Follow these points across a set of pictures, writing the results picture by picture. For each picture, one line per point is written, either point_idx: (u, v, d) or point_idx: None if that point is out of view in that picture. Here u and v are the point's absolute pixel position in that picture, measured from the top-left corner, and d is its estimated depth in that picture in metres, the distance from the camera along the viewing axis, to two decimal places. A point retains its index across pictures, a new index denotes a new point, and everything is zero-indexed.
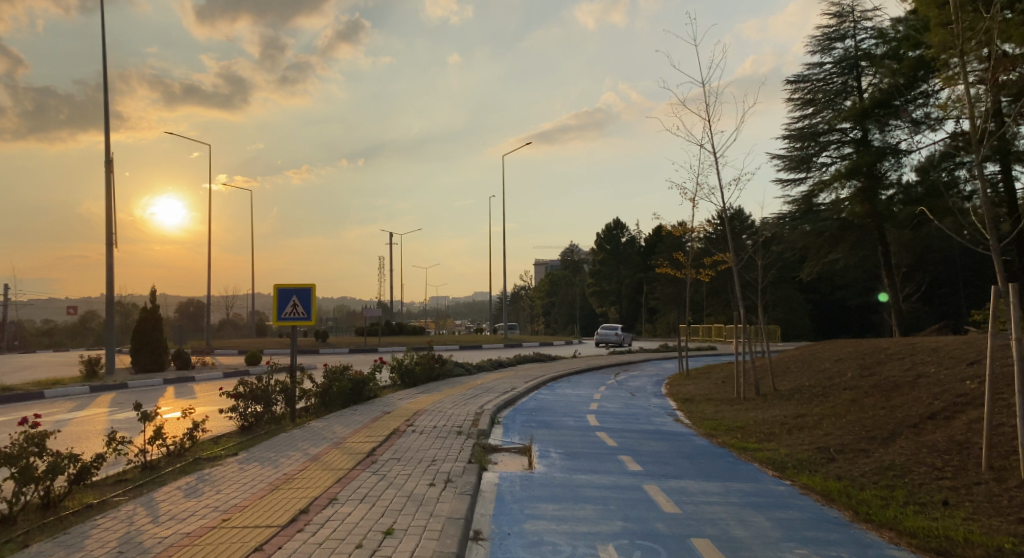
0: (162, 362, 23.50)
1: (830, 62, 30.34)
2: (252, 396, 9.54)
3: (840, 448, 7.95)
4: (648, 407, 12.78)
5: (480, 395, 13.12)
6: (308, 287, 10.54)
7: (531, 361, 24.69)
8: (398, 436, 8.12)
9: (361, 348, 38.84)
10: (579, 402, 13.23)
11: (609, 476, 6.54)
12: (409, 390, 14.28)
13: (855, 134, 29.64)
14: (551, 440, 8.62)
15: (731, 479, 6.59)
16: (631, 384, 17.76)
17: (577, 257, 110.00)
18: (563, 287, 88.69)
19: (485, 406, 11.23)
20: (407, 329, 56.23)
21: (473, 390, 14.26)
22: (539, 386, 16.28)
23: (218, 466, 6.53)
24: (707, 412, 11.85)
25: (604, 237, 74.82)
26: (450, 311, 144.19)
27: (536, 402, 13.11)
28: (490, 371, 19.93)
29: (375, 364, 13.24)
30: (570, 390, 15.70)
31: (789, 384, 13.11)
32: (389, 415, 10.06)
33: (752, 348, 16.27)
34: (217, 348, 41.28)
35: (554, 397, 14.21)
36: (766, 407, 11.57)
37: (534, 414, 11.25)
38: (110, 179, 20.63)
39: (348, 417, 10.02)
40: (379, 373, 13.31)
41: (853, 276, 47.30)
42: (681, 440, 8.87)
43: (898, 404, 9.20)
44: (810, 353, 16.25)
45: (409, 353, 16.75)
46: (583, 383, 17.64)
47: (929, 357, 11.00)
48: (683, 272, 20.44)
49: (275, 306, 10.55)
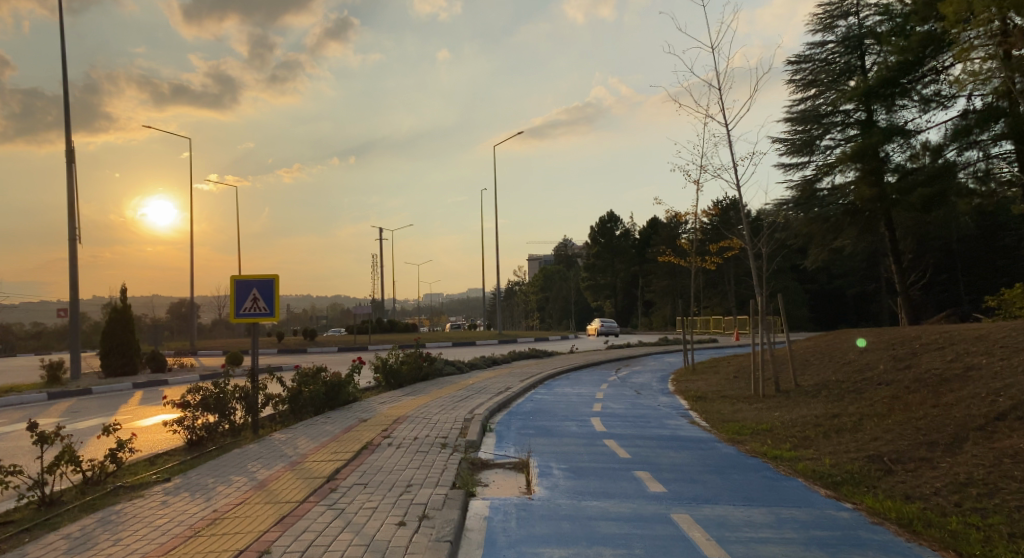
0: (136, 366, 22.16)
1: (834, 41, 29.06)
2: (202, 404, 8.20)
3: (896, 457, 6.66)
4: (657, 407, 11.51)
5: (471, 397, 11.80)
6: (270, 280, 9.18)
7: (527, 357, 23.46)
8: (368, 452, 6.80)
9: (350, 347, 37.53)
10: (581, 403, 11.94)
11: (627, 502, 5.25)
12: (392, 393, 12.99)
13: (860, 116, 28.44)
14: (552, 452, 7.33)
15: (777, 503, 5.31)
16: (636, 381, 16.49)
17: (571, 251, 108.94)
18: (557, 281, 87.56)
19: (476, 410, 9.92)
20: (398, 327, 55.00)
21: (464, 390, 12.98)
22: (536, 385, 15.00)
23: (136, 498, 5.22)
24: (726, 412, 10.57)
25: (598, 230, 73.65)
26: (443, 308, 143.11)
27: (533, 403, 11.82)
28: (482, 369, 18.67)
29: (355, 364, 11.95)
30: (570, 389, 14.40)
31: (812, 379, 11.87)
32: (364, 424, 8.75)
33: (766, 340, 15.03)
34: (201, 349, 39.87)
35: (552, 397, 12.93)
36: (791, 406, 10.31)
37: (531, 419, 9.94)
38: (71, 170, 19.21)
39: (317, 427, 8.72)
40: (358, 375, 11.99)
41: (854, 264, 46.32)
42: (703, 448, 7.59)
43: (952, 401, 7.94)
44: (830, 344, 14.98)
45: (395, 353, 15.47)
46: (583, 380, 16.39)
47: (974, 346, 9.76)
48: (687, 261, 19.15)
49: (231, 301, 9.20)
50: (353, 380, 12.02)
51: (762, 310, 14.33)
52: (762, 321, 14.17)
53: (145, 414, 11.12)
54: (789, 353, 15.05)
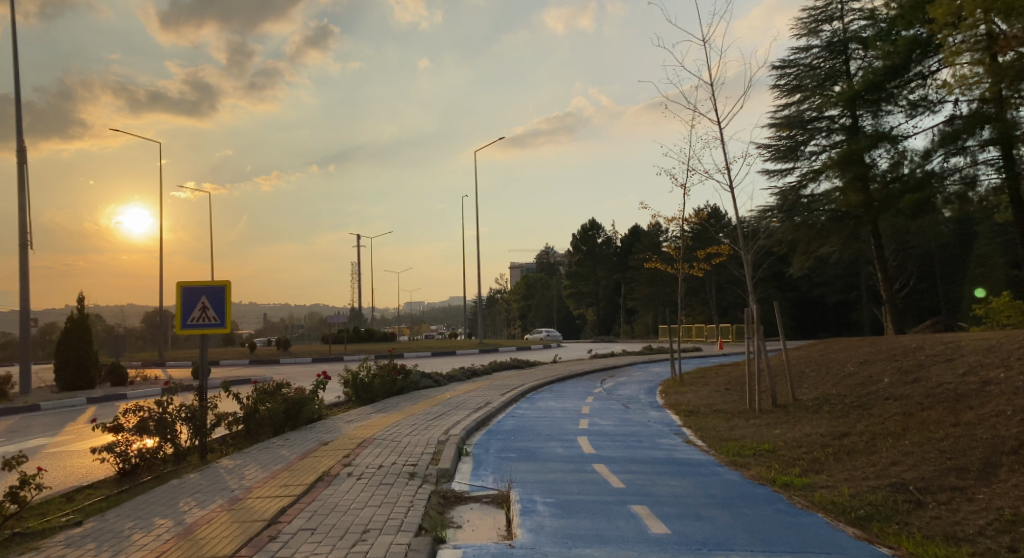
0: (94, 378, 20.92)
1: (818, 46, 28.91)
2: (139, 428, 7.24)
3: (923, 486, 5.89)
4: (647, 424, 10.71)
5: (447, 414, 10.91)
6: (221, 286, 8.24)
7: (508, 368, 22.61)
8: (323, 486, 5.89)
9: (326, 357, 36.35)
10: (567, 420, 11.10)
11: (627, 550, 4.42)
12: (362, 409, 12.06)
13: (845, 121, 28.35)
14: (536, 481, 6.47)
15: (801, 547, 4.51)
16: (622, 393, 15.70)
17: (553, 260, 108.28)
18: (539, 289, 86.79)
19: (452, 430, 9.03)
20: (376, 336, 53.83)
21: (440, 406, 12.09)
22: (517, 399, 14.16)
23: (29, 551, 4.31)
24: (721, 430, 9.79)
25: (580, 238, 73.12)
26: (424, 316, 141.75)
27: (514, 420, 10.94)
28: (461, 381, 17.77)
29: (320, 379, 11.02)
30: (553, 403, 13.56)
31: (811, 393, 11.14)
32: (326, 447, 7.81)
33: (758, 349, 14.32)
34: (170, 360, 38.39)
35: (535, 413, 12.08)
36: (793, 423, 9.55)
37: (512, 439, 9.09)
38: (23, 171, 18.04)
39: (272, 451, 7.79)
40: (323, 390, 11.02)
41: (836, 272, 46.20)
42: (705, 475, 6.78)
43: (974, 420, 7.21)
44: (824, 354, 14.30)
45: (368, 365, 14.56)
46: (567, 393, 15.57)
47: (987, 359, 9.09)
48: (675, 267, 18.45)
49: (177, 311, 8.19)
50: (318, 396, 11.06)
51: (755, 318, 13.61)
52: (756, 329, 13.45)
53: (85, 435, 10.07)
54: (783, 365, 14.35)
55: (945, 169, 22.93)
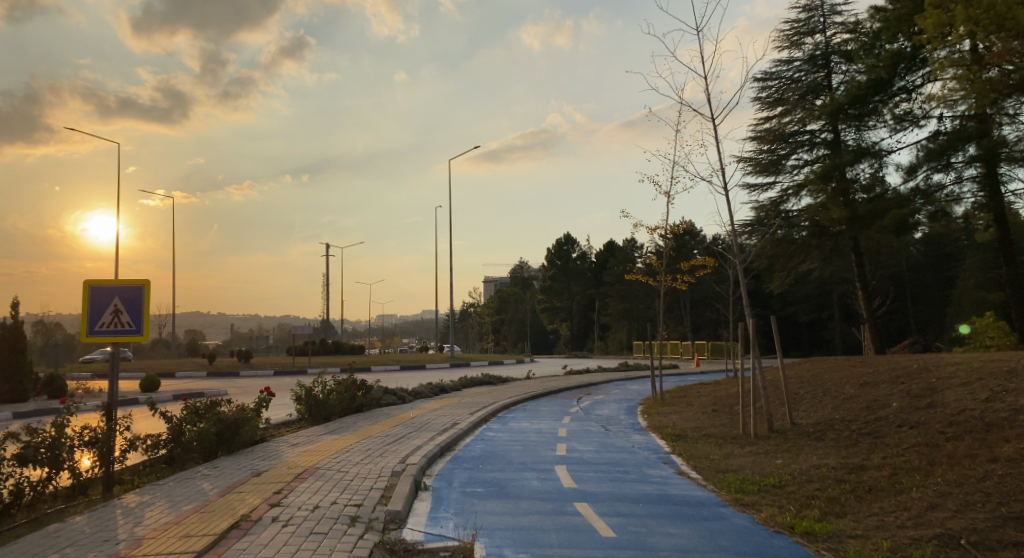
0: (25, 393, 19.15)
1: (800, 59, 28.55)
2: (18, 460, 5.91)
3: (978, 540, 4.84)
4: (633, 449, 9.58)
5: (408, 438, 9.65)
6: (139, 285, 6.91)
7: (479, 384, 21.29)
8: (236, 538, 4.63)
9: (288, 370, 34.68)
10: (542, 445, 9.91)
11: None
12: (313, 430, 10.74)
13: (827, 136, 28.00)
14: (506, 528, 5.28)
15: None
16: (601, 413, 14.56)
17: (527, 273, 106.90)
18: (512, 303, 85.51)
19: (410, 459, 7.78)
20: (344, 349, 52.21)
21: (401, 427, 10.81)
22: (487, 419, 12.94)
23: None
24: (716, 459, 8.67)
25: (555, 252, 71.92)
26: (396, 329, 139.73)
27: (484, 445, 9.73)
28: (427, 398, 16.52)
29: (264, 395, 9.73)
30: (527, 425, 12.34)
31: (812, 418, 10.07)
32: (255, 479, 6.52)
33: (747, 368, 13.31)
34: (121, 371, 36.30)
35: (508, 436, 10.87)
36: (797, 452, 8.49)
37: (481, 469, 7.86)
38: None
39: (190, 484, 6.46)
40: (265, 409, 9.71)
41: (811, 290, 45.76)
42: (711, 518, 5.67)
43: (1018, 456, 6.20)
44: (817, 373, 13.25)
45: (322, 379, 13.24)
46: (541, 413, 14.37)
47: (1012, 384, 8.13)
48: (657, 280, 17.42)
49: (83, 314, 6.80)
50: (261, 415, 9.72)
51: (749, 327, 11.50)
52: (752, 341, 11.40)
53: None
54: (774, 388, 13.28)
55: (930, 186, 22.46)
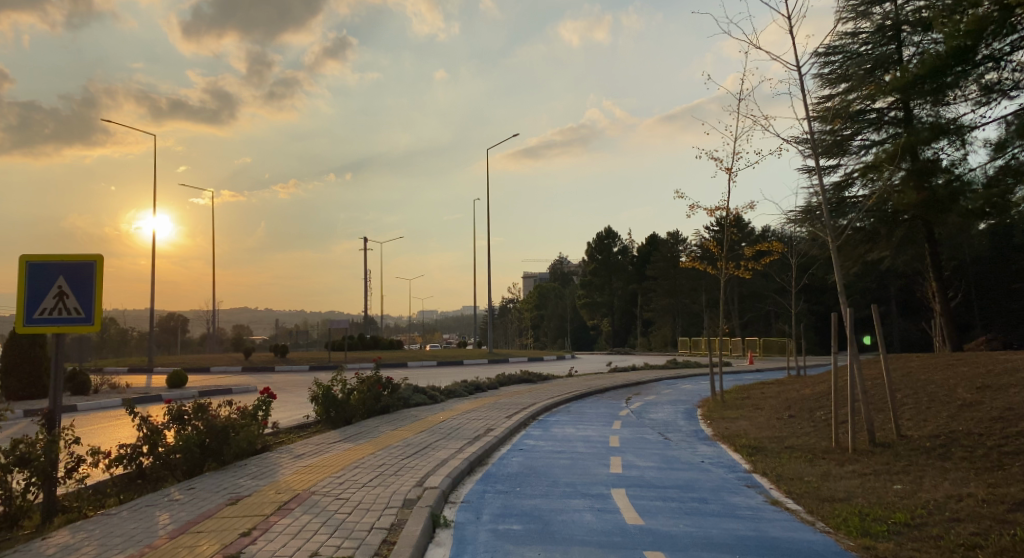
0: (43, 390, 18.33)
1: (867, 31, 26.18)
2: None
3: None
4: (706, 466, 7.88)
5: (434, 450, 8.09)
6: (90, 262, 5.58)
7: (518, 382, 19.79)
8: None
9: (322, 365, 33.78)
10: (592, 459, 8.27)
11: None
12: (328, 437, 9.33)
13: (897, 114, 25.54)
14: None
15: None
16: (655, 418, 12.85)
17: (566, 268, 105.14)
18: (552, 298, 84.07)
19: (432, 481, 6.20)
20: (381, 344, 51.46)
21: (427, 434, 9.28)
22: (527, 423, 11.38)
23: None
24: (815, 484, 6.90)
25: (596, 246, 70.07)
26: (436, 325, 139.74)
27: (524, 459, 8.16)
28: (461, 398, 15.07)
29: (265, 397, 8.47)
30: (573, 431, 10.73)
31: (927, 429, 8.13)
32: (227, 510, 5.02)
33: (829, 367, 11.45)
34: (158, 366, 35.99)
35: (552, 446, 9.27)
36: (919, 477, 6.65)
37: (518, 493, 6.26)
38: None
39: (144, 517, 5.01)
40: (266, 411, 8.38)
41: (869, 284, 43.10)
42: None
43: None
44: (915, 373, 11.26)
45: (342, 375, 11.85)
46: (588, 417, 12.74)
47: None
48: (716, 268, 15.67)
49: (21, 298, 5.50)
50: (260, 417, 8.36)
51: (844, 317, 8.69)
52: (851, 333, 8.61)
53: None
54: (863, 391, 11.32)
55: None
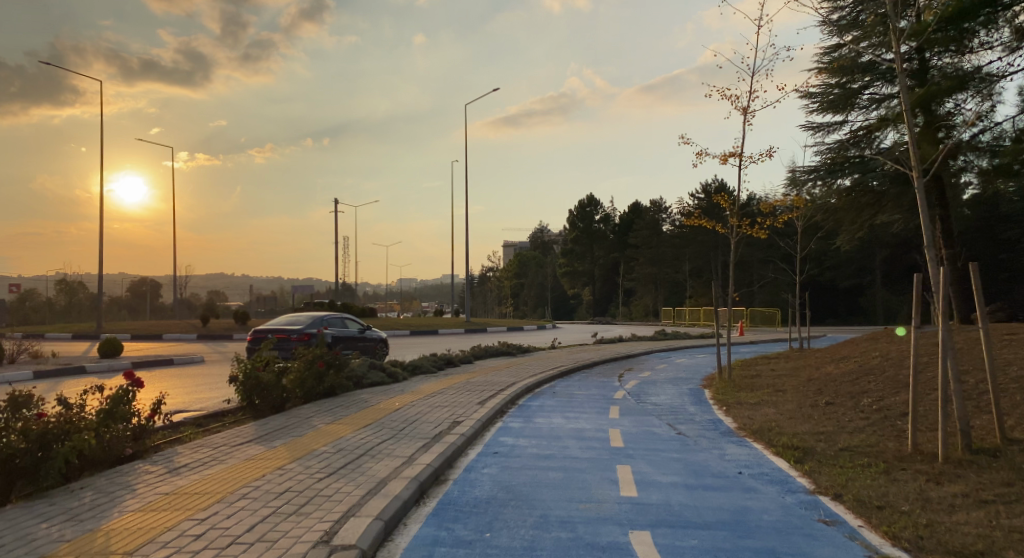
0: None
1: None
2: None
3: None
4: (749, 485, 5.70)
5: (375, 460, 5.77)
6: None
7: (495, 355, 17.61)
8: None
9: (287, 334, 31.35)
10: (592, 472, 6.05)
11: None
12: (243, 435, 7.03)
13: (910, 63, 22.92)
14: None
15: None
16: (657, 402, 10.71)
17: (547, 237, 102.84)
18: (532, 267, 81.87)
19: (353, 532, 3.85)
20: (353, 312, 49.00)
21: (371, 433, 6.95)
22: (502, 412, 9.14)
23: None
24: (922, 519, 4.73)
25: (577, 214, 67.81)
26: (415, 293, 137.87)
27: (500, 473, 5.90)
28: (427, 376, 12.85)
29: (125, 387, 5.87)
30: (562, 424, 8.55)
31: None
32: None
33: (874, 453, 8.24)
34: (108, 333, 33.29)
35: (537, 447, 7.06)
36: None
37: (489, 547, 3.99)
38: None
39: None
40: (134, 393, 5.96)
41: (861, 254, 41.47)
42: None
43: None
44: (978, 352, 9.21)
45: (272, 350, 9.48)
46: (578, 401, 10.59)
47: None
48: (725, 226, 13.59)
49: None
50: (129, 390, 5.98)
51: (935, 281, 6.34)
52: (944, 298, 6.33)
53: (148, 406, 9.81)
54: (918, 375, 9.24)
55: None
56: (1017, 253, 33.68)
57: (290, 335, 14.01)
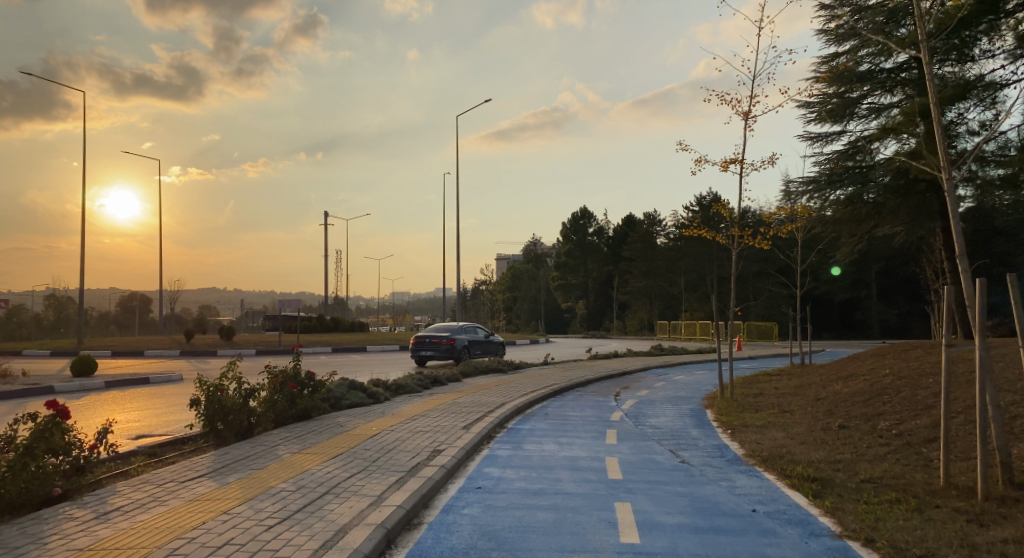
0: None
1: None
2: None
3: None
4: (764, 527, 5.01)
5: (339, 501, 5.05)
6: None
7: (485, 372, 16.88)
8: None
9: (273, 349, 30.48)
10: (589, 511, 5.34)
11: None
12: (200, 468, 6.31)
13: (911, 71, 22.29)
14: None
15: None
16: (656, 424, 10.00)
17: (540, 250, 102.47)
18: (525, 280, 81.23)
19: None
20: (343, 326, 48.18)
21: (339, 467, 6.21)
22: (487, 438, 8.38)
23: None
24: None
25: (570, 227, 67.40)
26: (409, 306, 137.13)
27: (482, 514, 5.20)
28: (411, 396, 12.06)
29: (50, 416, 5.22)
30: (556, 451, 7.83)
31: None
32: None
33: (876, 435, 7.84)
34: (89, 350, 32.36)
35: (526, 480, 6.36)
36: None
37: None
38: None
39: None
40: (61, 425, 5.32)
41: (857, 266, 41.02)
42: None
43: None
44: (1002, 372, 8.59)
45: (237, 370, 8.74)
46: (572, 423, 9.87)
47: None
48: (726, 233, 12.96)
49: None
50: (58, 421, 5.35)
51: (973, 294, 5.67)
52: (981, 314, 5.66)
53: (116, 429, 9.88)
54: (937, 397, 8.59)
55: None
56: (1012, 266, 33.33)
57: (441, 339, 19.96)
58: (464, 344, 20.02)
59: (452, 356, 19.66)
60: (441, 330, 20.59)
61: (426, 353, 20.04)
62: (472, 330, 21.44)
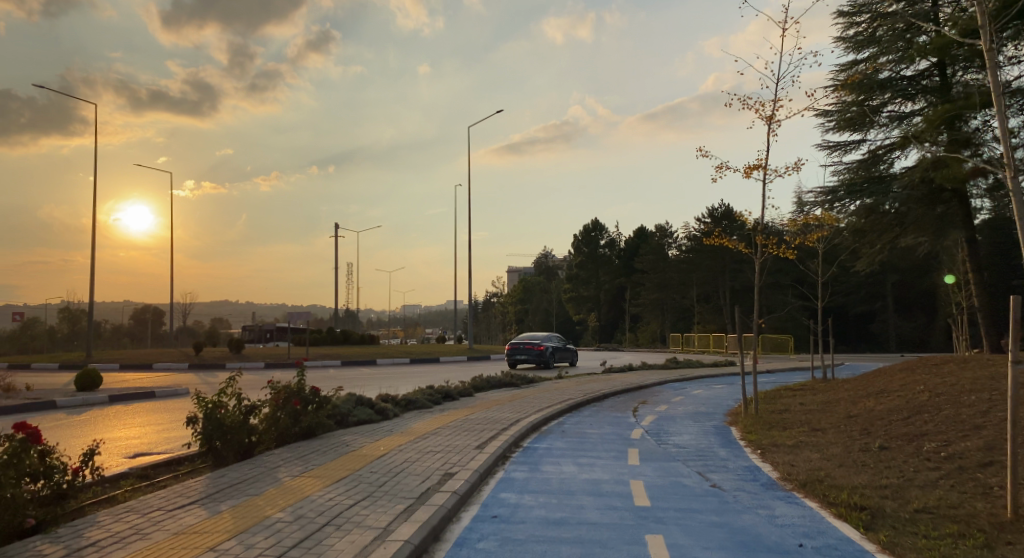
0: None
1: None
2: None
3: None
4: None
5: (343, 534, 4.55)
6: None
7: (497, 386, 16.34)
8: None
9: (283, 362, 30.10)
10: (619, 545, 4.80)
11: None
12: (192, 492, 5.84)
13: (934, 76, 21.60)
14: None
15: None
16: (680, 443, 9.43)
17: (551, 262, 101.99)
18: (536, 292, 80.71)
19: None
20: (353, 339, 47.83)
21: (343, 494, 5.71)
22: (502, 459, 7.85)
23: None
24: None
25: (581, 239, 66.94)
26: (419, 319, 136.85)
27: (500, 547, 4.68)
28: (422, 412, 11.54)
29: (20, 440, 4.89)
30: (576, 474, 7.29)
31: None
32: None
33: (920, 457, 7.23)
34: (98, 362, 32.11)
35: (546, 507, 5.83)
36: None
37: None
38: None
39: None
40: (32, 447, 4.99)
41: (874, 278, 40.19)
42: None
43: None
44: None
45: (237, 386, 8.28)
46: (591, 442, 9.32)
47: None
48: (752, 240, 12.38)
49: None
50: (29, 444, 5.02)
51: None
52: None
53: (118, 445, 9.96)
54: (986, 416, 7.97)
55: None
56: None
57: (533, 346, 24.32)
58: (552, 350, 24.49)
59: (542, 360, 24.11)
60: (530, 338, 24.95)
61: (521, 357, 24.44)
62: (553, 338, 25.76)
